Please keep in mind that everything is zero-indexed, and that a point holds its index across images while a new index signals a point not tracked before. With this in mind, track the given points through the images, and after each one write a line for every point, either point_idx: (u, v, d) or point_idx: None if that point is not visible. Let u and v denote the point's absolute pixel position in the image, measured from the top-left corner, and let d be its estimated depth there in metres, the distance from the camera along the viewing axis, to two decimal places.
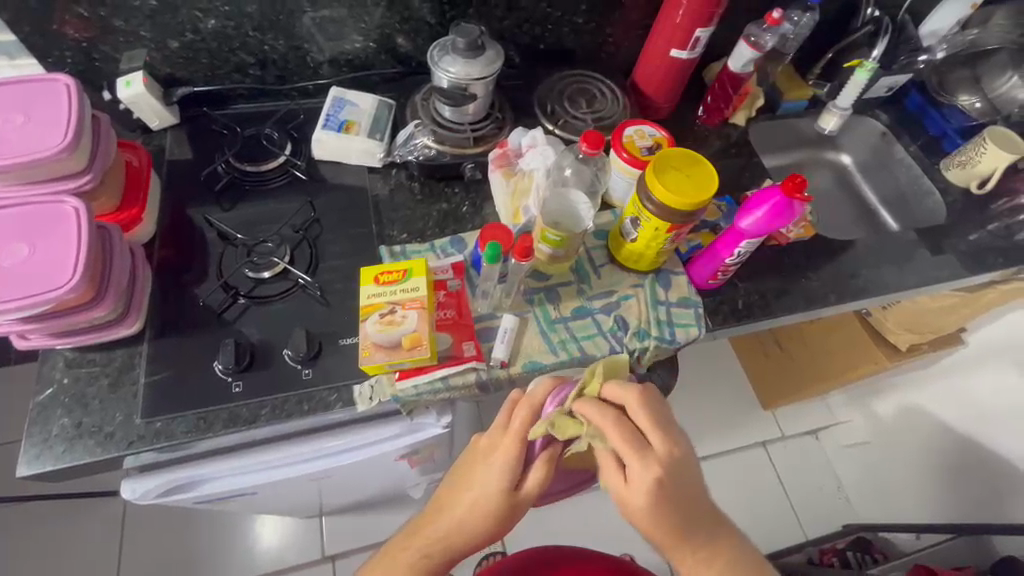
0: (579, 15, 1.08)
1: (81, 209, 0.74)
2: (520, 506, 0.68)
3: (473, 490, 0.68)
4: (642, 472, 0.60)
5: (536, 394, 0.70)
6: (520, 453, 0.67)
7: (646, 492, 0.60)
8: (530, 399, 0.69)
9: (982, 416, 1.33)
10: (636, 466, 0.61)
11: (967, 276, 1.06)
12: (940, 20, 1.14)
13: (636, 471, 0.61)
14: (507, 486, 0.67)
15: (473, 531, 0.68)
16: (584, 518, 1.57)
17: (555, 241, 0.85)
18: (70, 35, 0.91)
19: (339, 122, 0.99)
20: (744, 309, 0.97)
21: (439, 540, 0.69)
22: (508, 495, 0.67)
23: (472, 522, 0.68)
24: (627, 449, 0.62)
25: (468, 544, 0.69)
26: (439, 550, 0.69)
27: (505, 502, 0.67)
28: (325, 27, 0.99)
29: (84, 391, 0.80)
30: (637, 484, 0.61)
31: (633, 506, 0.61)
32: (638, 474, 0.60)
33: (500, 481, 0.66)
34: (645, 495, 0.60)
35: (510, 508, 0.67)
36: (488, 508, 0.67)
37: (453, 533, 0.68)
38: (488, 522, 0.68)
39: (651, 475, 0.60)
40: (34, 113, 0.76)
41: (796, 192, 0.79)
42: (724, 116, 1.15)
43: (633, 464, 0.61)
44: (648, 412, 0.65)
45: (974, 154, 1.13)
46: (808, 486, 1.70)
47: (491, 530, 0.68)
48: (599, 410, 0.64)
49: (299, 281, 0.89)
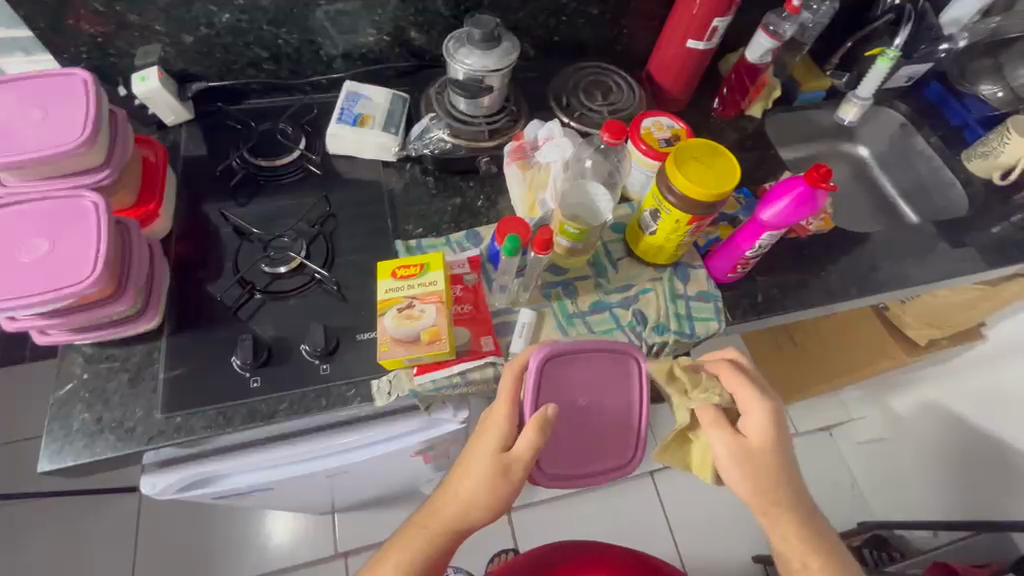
0: (594, 6, 1.07)
1: (100, 204, 0.74)
2: (515, 476, 0.66)
3: (471, 460, 0.68)
4: (762, 406, 0.66)
5: (520, 358, 0.74)
6: (510, 416, 0.68)
7: (767, 427, 0.66)
8: (515, 366, 0.74)
9: (1005, 412, 1.29)
10: (755, 401, 0.67)
11: (989, 269, 1.04)
12: (962, 8, 1.12)
13: (754, 405, 0.66)
14: (498, 448, 0.67)
15: (469, 502, 0.67)
16: (596, 515, 1.56)
17: (575, 234, 0.84)
18: (86, 30, 0.91)
19: (353, 116, 0.98)
20: (764, 303, 0.96)
21: (444, 521, 0.69)
22: (500, 459, 0.66)
23: (467, 494, 0.67)
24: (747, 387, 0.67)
25: (468, 522, 0.69)
26: (446, 532, 0.70)
27: (496, 467, 0.66)
28: (339, 20, 0.99)
29: (105, 386, 0.80)
30: (756, 423, 0.66)
31: (750, 448, 0.66)
32: (757, 409, 0.66)
33: (491, 443, 0.68)
34: (766, 429, 0.66)
35: (503, 474, 0.66)
36: (480, 477, 0.66)
37: (456, 510, 0.68)
38: (484, 493, 0.67)
39: (768, 410, 0.66)
40: (52, 108, 0.76)
41: (820, 183, 0.77)
42: (741, 108, 1.13)
43: (752, 400, 0.67)
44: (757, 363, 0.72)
45: (997, 144, 1.10)
46: (823, 483, 1.69)
47: (489, 503, 0.67)
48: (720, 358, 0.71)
49: (316, 275, 0.88)
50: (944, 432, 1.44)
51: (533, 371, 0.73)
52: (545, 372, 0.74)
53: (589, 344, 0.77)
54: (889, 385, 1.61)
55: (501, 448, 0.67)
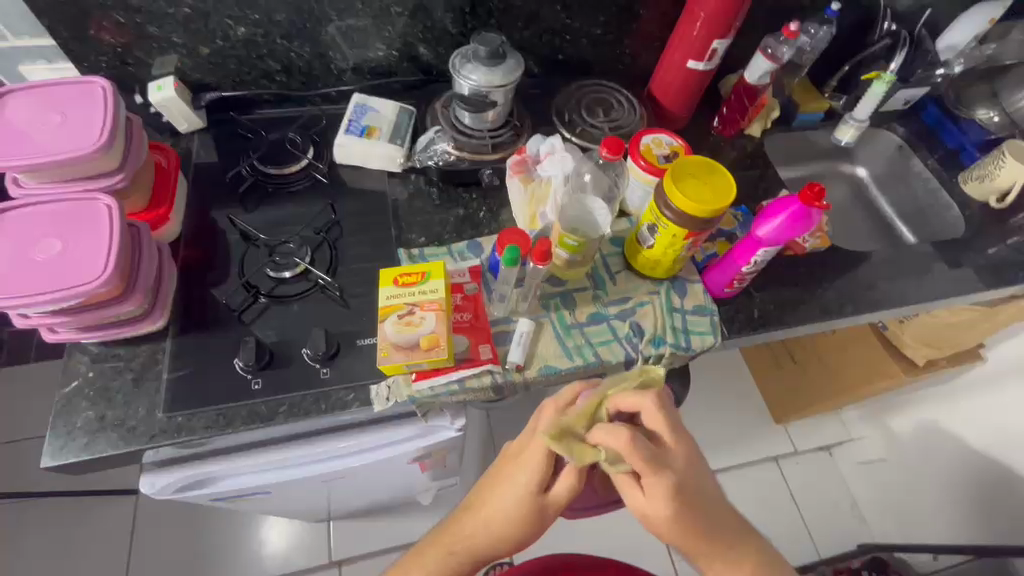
0: (598, 27, 1.10)
1: (113, 206, 0.76)
2: (548, 513, 0.68)
3: (505, 491, 0.69)
4: (659, 484, 0.60)
5: (565, 395, 0.72)
6: (549, 457, 0.67)
7: (667, 502, 0.60)
8: (560, 401, 0.71)
9: (1000, 435, 1.30)
10: (653, 477, 0.60)
11: (986, 289, 1.05)
12: (958, 35, 1.15)
13: (650, 476, 0.61)
14: (535, 488, 0.67)
15: (499, 536, 0.69)
16: (592, 531, 1.55)
17: (573, 246, 0.86)
18: (106, 40, 0.94)
19: (361, 127, 1.01)
20: (760, 318, 0.97)
21: (464, 543, 0.71)
22: (536, 498, 0.67)
23: (497, 523, 0.69)
24: (644, 464, 0.61)
25: (495, 548, 0.70)
26: (468, 554, 0.71)
27: (532, 504, 0.67)
28: (349, 35, 1.02)
29: (109, 384, 0.82)
30: (656, 498, 0.60)
31: (655, 518, 0.61)
32: (655, 487, 0.60)
33: (528, 483, 0.67)
34: (667, 506, 0.60)
35: (538, 511, 0.67)
36: (514, 511, 0.67)
37: (483, 537, 0.70)
38: (517, 524, 0.68)
39: (666, 486, 0.60)
40: (72, 114, 0.79)
41: (814, 201, 0.78)
42: (740, 127, 1.16)
43: (650, 478, 0.60)
44: (667, 420, 0.65)
45: (993, 168, 1.12)
46: (824, 504, 1.66)
47: (517, 536, 0.69)
48: (614, 433, 0.62)
49: (319, 281, 0.90)
50: (945, 455, 1.43)
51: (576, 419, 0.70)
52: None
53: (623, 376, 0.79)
54: (888, 406, 1.62)
55: (539, 489, 0.67)
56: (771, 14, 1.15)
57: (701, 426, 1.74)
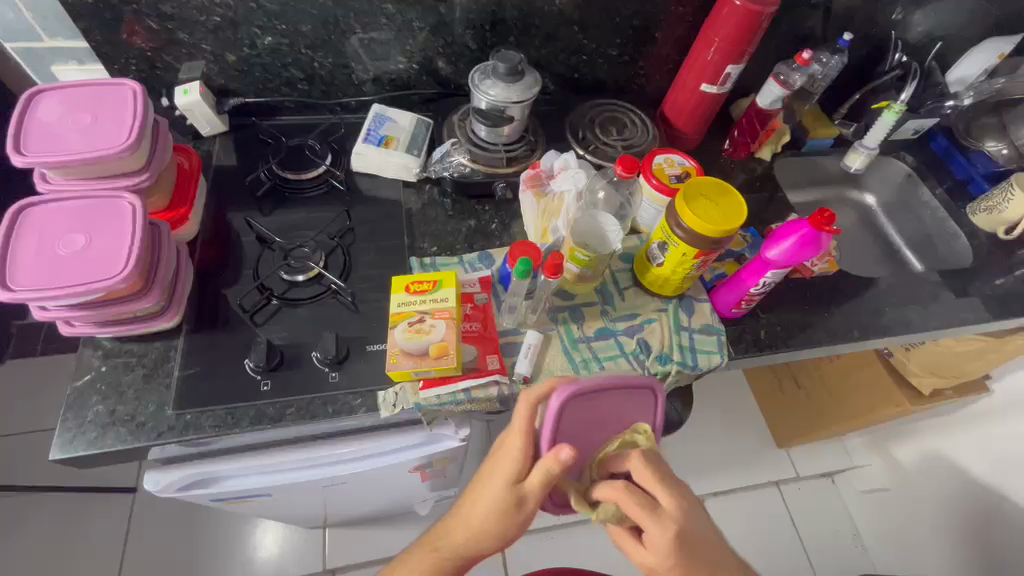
0: (614, 48, 1.13)
1: (138, 205, 0.78)
2: (526, 508, 0.69)
3: (487, 481, 0.71)
4: (661, 532, 0.63)
5: (541, 389, 0.74)
6: (524, 448, 0.69)
7: (668, 550, 0.63)
8: (534, 394, 0.73)
9: (1003, 466, 1.29)
10: (655, 529, 0.63)
11: (993, 320, 1.04)
12: (968, 67, 1.18)
13: (653, 530, 0.63)
14: (509, 482, 0.69)
15: (475, 534, 0.71)
16: (591, 548, 1.54)
17: (584, 260, 0.86)
18: (137, 45, 0.97)
19: (379, 137, 1.03)
20: (766, 340, 0.97)
21: (454, 542, 0.73)
22: (513, 492, 0.68)
23: (477, 514, 0.71)
24: (643, 513, 0.63)
25: (477, 544, 0.71)
26: (455, 553, 0.73)
27: (509, 500, 0.68)
28: (371, 48, 1.05)
29: (121, 379, 0.83)
30: (655, 546, 0.63)
31: (658, 563, 0.64)
32: (656, 537, 0.62)
33: (503, 478, 0.69)
34: (666, 550, 0.63)
35: (514, 506, 0.69)
36: (493, 502, 0.69)
37: (469, 532, 0.71)
38: (493, 522, 0.70)
39: (667, 533, 0.62)
40: (102, 114, 0.81)
41: (824, 226, 0.79)
42: (750, 150, 1.18)
43: (651, 528, 0.63)
44: (654, 468, 0.67)
45: (1001, 199, 1.12)
46: (823, 531, 1.65)
47: (499, 533, 0.70)
48: (611, 488, 0.65)
49: (332, 285, 0.91)
50: (949, 485, 1.42)
51: (554, 410, 0.72)
52: (568, 407, 0.74)
53: (612, 382, 0.76)
54: (895, 434, 1.61)
55: (515, 479, 0.69)
56: (784, 42, 1.17)
57: (703, 447, 1.73)
